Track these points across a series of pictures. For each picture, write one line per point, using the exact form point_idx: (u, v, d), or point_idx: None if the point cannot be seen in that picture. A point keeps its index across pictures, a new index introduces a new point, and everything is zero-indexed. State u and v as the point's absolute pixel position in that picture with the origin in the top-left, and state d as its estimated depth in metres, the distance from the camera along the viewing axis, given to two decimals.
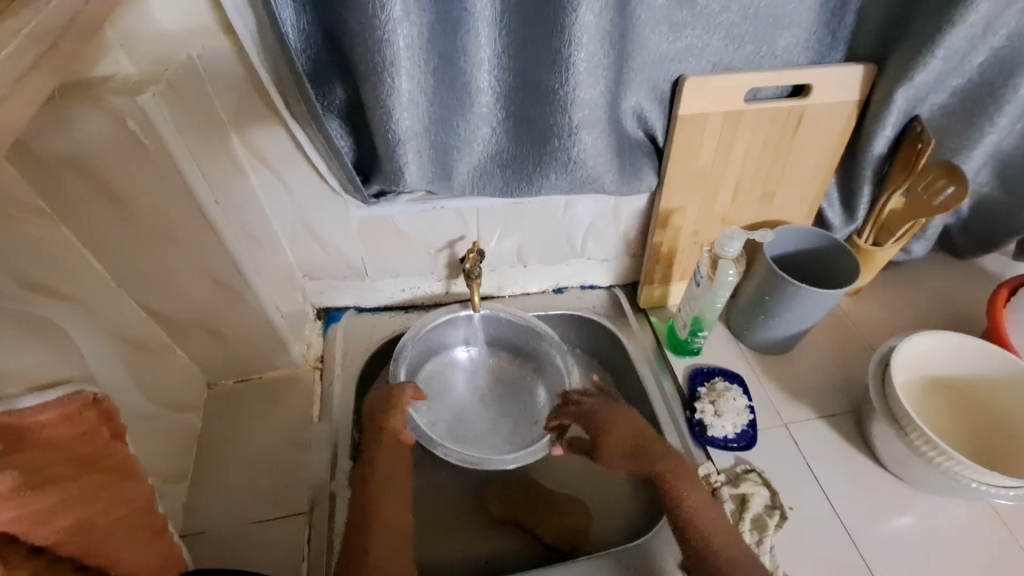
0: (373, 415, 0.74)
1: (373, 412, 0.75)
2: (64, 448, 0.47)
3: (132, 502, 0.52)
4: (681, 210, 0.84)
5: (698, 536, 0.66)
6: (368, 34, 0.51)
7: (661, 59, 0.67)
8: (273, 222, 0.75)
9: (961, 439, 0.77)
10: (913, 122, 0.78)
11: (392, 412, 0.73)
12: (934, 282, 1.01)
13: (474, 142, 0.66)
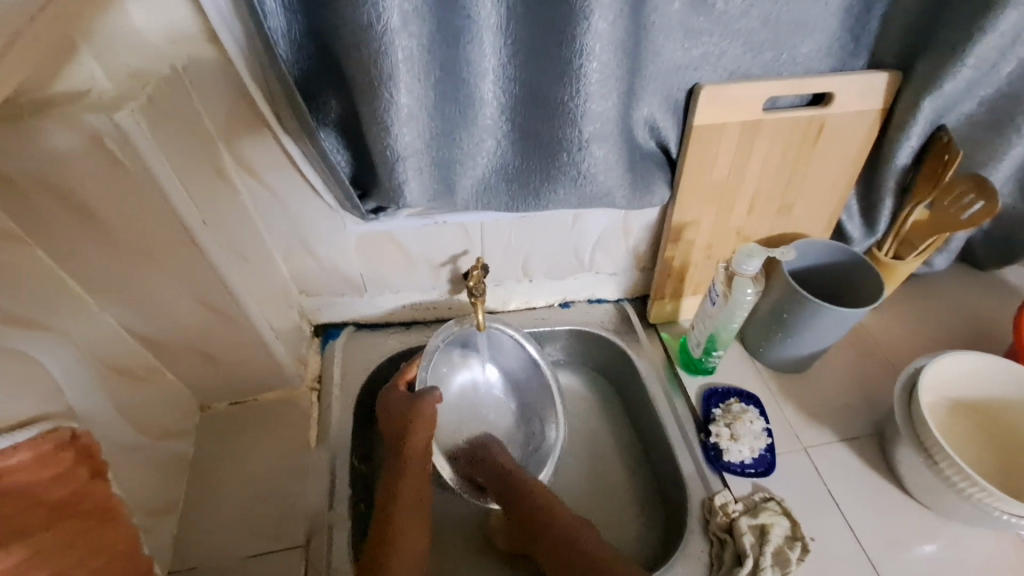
0: (395, 424, 0.71)
1: (398, 422, 0.71)
2: (36, 495, 0.44)
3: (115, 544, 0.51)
4: (694, 223, 0.80)
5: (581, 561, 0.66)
6: (364, 45, 0.48)
7: (675, 67, 0.64)
8: (266, 240, 0.71)
9: (990, 465, 0.73)
10: (940, 132, 0.74)
11: (415, 426, 0.69)
12: (957, 295, 0.97)
13: (479, 156, 0.62)
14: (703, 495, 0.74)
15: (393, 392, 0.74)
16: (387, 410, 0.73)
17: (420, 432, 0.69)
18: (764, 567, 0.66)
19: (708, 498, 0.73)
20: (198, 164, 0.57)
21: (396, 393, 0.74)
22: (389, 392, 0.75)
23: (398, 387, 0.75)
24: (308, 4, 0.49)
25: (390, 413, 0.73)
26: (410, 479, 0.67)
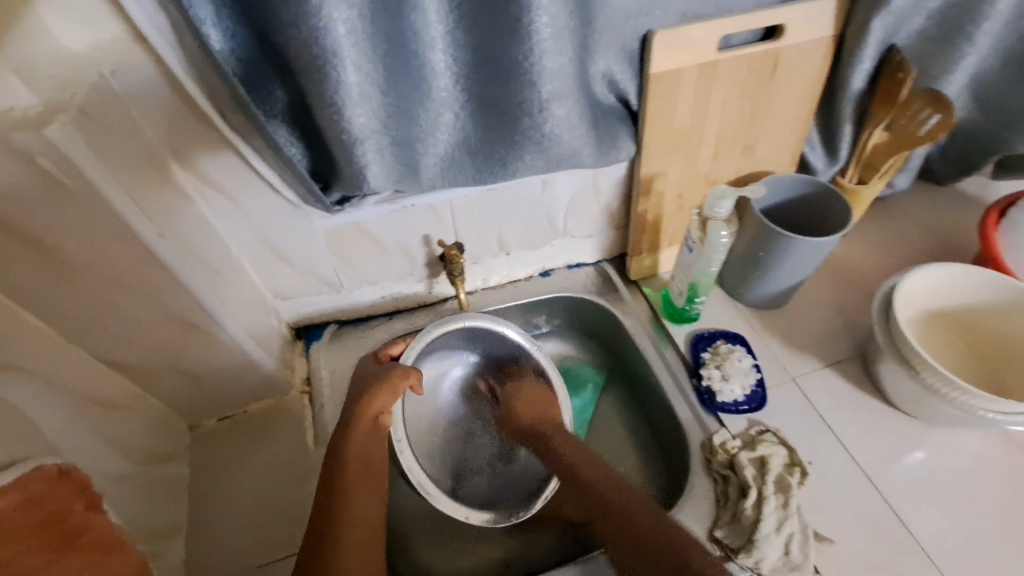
0: (355, 395, 0.66)
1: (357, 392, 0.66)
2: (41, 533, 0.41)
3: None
4: (662, 174, 0.80)
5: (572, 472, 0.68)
6: (301, 22, 0.45)
7: (627, 16, 0.62)
8: (230, 248, 0.68)
9: (966, 369, 0.77)
10: (891, 52, 0.74)
11: (375, 389, 0.64)
12: (919, 213, 1.00)
13: (440, 132, 0.61)
14: (702, 437, 0.76)
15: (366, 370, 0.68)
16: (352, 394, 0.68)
17: (387, 396, 0.65)
18: (768, 495, 0.68)
19: (707, 439, 0.75)
20: (142, 175, 0.54)
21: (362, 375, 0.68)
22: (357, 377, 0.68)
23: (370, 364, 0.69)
24: None
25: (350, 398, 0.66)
26: (364, 441, 0.62)
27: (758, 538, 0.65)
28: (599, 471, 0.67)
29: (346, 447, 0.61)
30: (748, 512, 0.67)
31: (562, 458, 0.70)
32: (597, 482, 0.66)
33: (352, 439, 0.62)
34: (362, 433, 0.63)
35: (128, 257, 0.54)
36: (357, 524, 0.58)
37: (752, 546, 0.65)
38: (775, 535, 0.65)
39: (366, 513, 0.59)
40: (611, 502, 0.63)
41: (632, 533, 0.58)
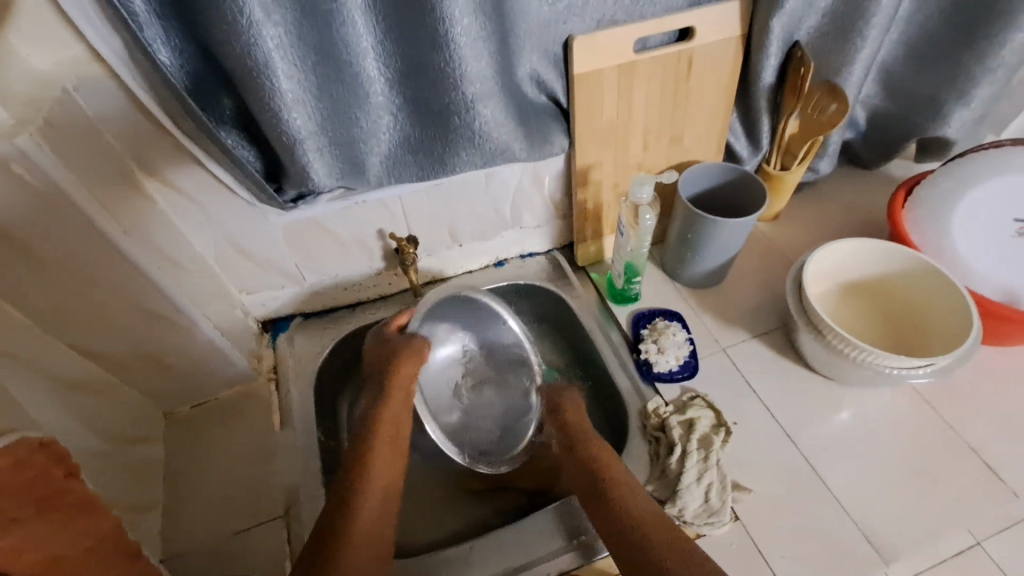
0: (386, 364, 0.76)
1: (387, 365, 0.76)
2: (14, 488, 0.46)
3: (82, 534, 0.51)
4: (597, 165, 0.87)
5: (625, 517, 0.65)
6: (235, 40, 0.52)
7: (546, 23, 0.69)
8: (194, 246, 0.74)
9: (879, 334, 0.83)
10: (794, 48, 0.82)
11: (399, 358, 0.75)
12: (846, 195, 1.08)
13: (378, 133, 0.67)
14: (638, 405, 0.83)
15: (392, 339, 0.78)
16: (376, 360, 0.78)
17: (407, 367, 0.76)
18: (691, 450, 0.75)
19: (643, 406, 0.82)
20: (106, 177, 0.60)
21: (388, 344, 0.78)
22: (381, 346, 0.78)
23: (388, 339, 0.78)
24: (179, 13, 0.52)
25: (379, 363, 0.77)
26: (389, 411, 0.73)
27: (680, 488, 0.72)
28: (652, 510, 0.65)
29: (378, 415, 0.73)
30: (673, 466, 0.74)
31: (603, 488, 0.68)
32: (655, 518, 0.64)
33: (382, 409, 0.73)
34: (397, 395, 0.74)
35: (95, 252, 0.60)
36: (374, 500, 0.66)
37: (675, 496, 0.72)
38: (695, 485, 0.73)
39: (386, 477, 0.69)
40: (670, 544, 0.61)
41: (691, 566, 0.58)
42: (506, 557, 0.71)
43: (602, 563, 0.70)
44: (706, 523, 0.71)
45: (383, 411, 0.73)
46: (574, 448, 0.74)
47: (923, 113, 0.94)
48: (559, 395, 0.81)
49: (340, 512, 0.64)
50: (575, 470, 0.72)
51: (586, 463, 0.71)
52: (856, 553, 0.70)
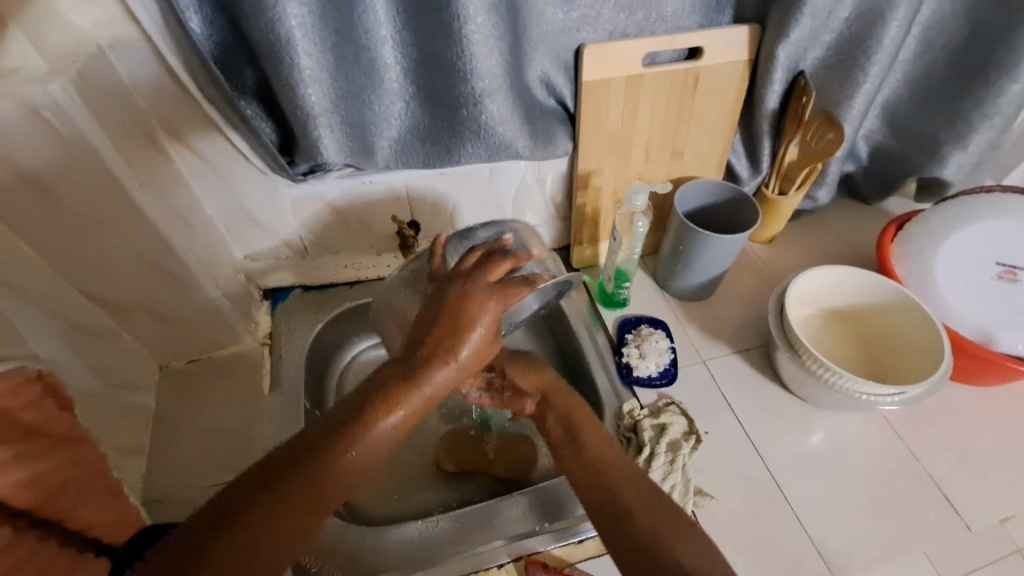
0: (449, 309, 0.48)
1: (455, 317, 0.48)
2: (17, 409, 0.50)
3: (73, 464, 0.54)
4: (599, 171, 0.90)
5: (590, 469, 0.63)
6: (262, 15, 0.55)
7: (559, 30, 0.73)
8: (204, 208, 0.78)
9: (855, 361, 0.85)
10: (799, 77, 0.85)
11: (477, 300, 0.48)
12: (843, 226, 1.10)
13: (389, 117, 0.71)
14: (615, 405, 0.85)
15: (479, 250, 0.56)
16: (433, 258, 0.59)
17: (481, 321, 0.48)
18: (658, 452, 0.78)
19: (619, 407, 0.85)
20: (130, 133, 0.64)
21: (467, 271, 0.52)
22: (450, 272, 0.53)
23: (490, 284, 0.50)
24: None
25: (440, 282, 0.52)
26: (456, 364, 0.47)
27: None
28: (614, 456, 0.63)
29: (439, 360, 0.46)
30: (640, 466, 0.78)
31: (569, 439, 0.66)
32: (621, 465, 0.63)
33: (443, 353, 0.46)
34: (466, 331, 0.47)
35: (111, 202, 0.63)
36: (382, 438, 0.45)
37: None
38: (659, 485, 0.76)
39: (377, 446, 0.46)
40: (637, 506, 0.59)
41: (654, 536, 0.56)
42: (473, 538, 0.72)
43: (559, 553, 0.72)
44: None
45: (427, 335, 0.47)
46: (554, 412, 0.69)
47: (923, 153, 0.97)
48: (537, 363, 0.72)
49: (345, 430, 0.45)
50: (558, 434, 0.67)
51: (566, 424, 0.67)
52: (807, 566, 0.72)
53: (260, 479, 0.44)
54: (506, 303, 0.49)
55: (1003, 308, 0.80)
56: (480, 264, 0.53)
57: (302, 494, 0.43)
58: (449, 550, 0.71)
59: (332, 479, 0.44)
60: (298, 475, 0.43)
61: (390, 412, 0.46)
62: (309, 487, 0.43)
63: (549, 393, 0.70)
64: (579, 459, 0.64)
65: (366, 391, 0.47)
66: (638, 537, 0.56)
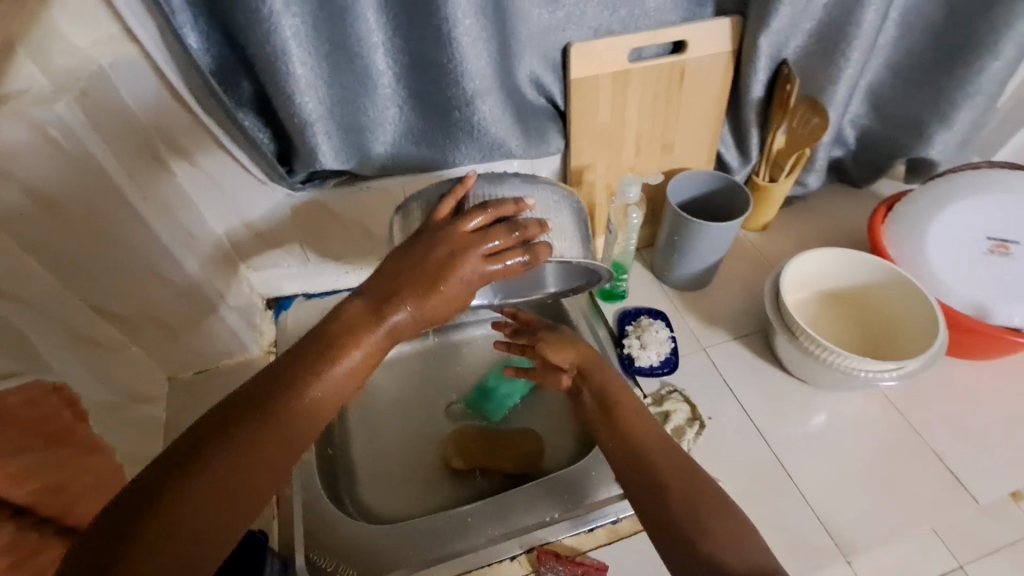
0: (433, 266, 0.52)
1: (431, 275, 0.51)
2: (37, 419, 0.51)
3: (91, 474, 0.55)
4: (591, 166, 0.92)
5: (623, 443, 0.65)
6: (257, 28, 0.57)
7: (545, 30, 0.75)
8: (207, 220, 0.80)
9: (852, 341, 0.87)
10: (782, 66, 0.87)
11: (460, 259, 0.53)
12: (834, 211, 1.11)
13: (384, 122, 0.73)
14: None
15: (489, 209, 0.58)
16: (445, 200, 0.61)
17: (455, 281, 0.52)
18: None
19: None
20: (134, 148, 0.66)
21: (467, 233, 0.55)
22: (451, 225, 0.56)
23: (482, 258, 0.53)
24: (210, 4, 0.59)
25: (440, 228, 0.56)
26: (421, 312, 0.51)
27: None
28: (647, 432, 0.65)
29: (403, 306, 0.50)
30: None
31: (602, 417, 0.69)
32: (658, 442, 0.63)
33: (411, 302, 0.51)
34: (445, 288, 0.52)
35: (117, 217, 0.65)
36: (342, 375, 0.48)
37: None
38: None
39: (327, 401, 0.48)
40: (670, 477, 0.59)
41: (684, 509, 0.56)
42: (486, 530, 0.74)
43: (570, 542, 0.73)
44: None
45: (402, 282, 0.51)
46: (590, 386, 0.74)
47: (908, 135, 0.98)
48: (568, 342, 0.78)
49: (310, 366, 0.48)
50: (592, 407, 0.71)
51: (606, 400, 0.70)
52: (816, 544, 0.73)
53: (223, 418, 0.46)
54: (488, 275, 0.54)
55: (996, 282, 0.81)
56: (482, 231, 0.56)
57: (269, 427, 0.46)
58: (463, 545, 0.72)
59: (297, 412, 0.47)
60: (265, 409, 0.46)
61: (351, 351, 0.49)
62: (276, 420, 0.46)
63: (586, 372, 0.75)
64: (614, 433, 0.66)
65: (330, 330, 0.49)
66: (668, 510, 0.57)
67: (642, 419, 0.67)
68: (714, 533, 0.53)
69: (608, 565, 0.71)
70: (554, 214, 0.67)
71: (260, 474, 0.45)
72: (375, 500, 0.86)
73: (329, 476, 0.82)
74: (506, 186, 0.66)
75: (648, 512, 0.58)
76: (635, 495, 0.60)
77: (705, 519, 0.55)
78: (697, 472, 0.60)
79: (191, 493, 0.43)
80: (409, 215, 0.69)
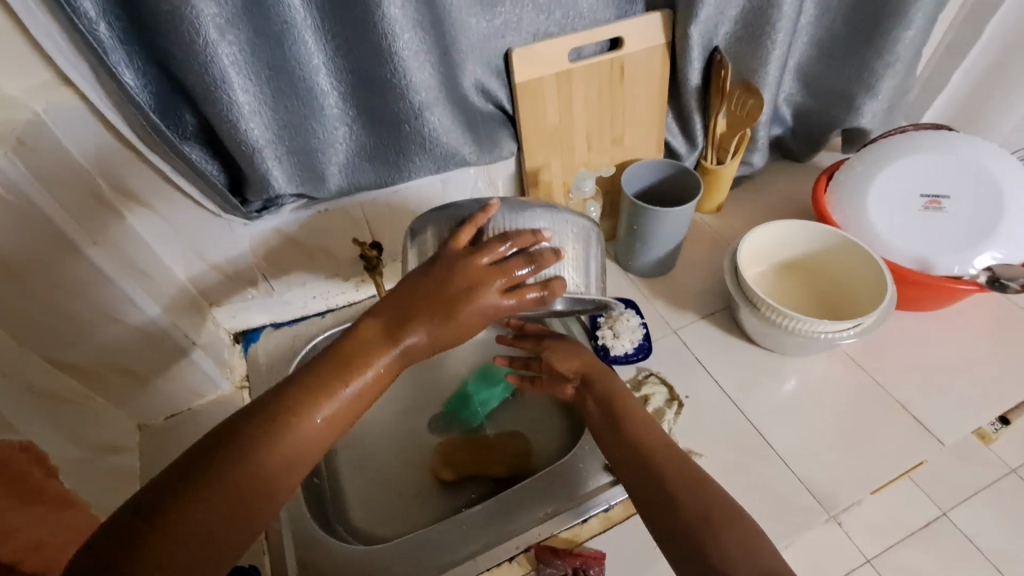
0: (452, 295, 0.54)
1: (450, 303, 0.54)
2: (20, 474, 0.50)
3: (75, 527, 0.53)
4: (545, 166, 0.94)
5: (631, 448, 0.66)
6: (194, 58, 0.57)
7: (485, 38, 0.77)
8: (164, 259, 0.78)
9: (811, 307, 0.91)
10: (715, 53, 0.91)
11: (478, 294, 0.55)
12: (781, 186, 1.16)
13: (335, 142, 0.73)
14: None
15: (509, 243, 0.58)
16: (465, 226, 0.60)
17: (472, 314, 0.54)
18: None
19: None
20: (78, 193, 0.64)
21: (483, 266, 0.56)
22: (471, 256, 0.57)
23: (500, 293, 0.56)
24: (143, 39, 0.58)
25: (458, 257, 0.57)
26: (434, 336, 0.54)
27: None
28: (657, 439, 0.66)
29: (418, 330, 0.53)
30: None
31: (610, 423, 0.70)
32: (668, 447, 0.65)
33: (427, 326, 0.53)
34: (460, 317, 0.54)
35: (68, 264, 0.63)
36: (354, 396, 0.51)
37: None
38: None
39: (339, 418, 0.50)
40: (678, 482, 0.60)
41: (695, 514, 0.57)
42: (481, 536, 0.74)
43: (567, 535, 0.73)
44: None
45: (417, 308, 0.54)
46: (593, 395, 0.74)
47: (839, 107, 1.04)
48: (573, 349, 0.80)
49: (325, 383, 0.50)
50: (596, 414, 0.73)
51: (607, 397, 0.72)
52: (800, 504, 0.75)
53: (240, 423, 0.48)
54: (502, 308, 0.56)
55: (934, 234, 0.86)
56: (499, 265, 0.57)
57: (283, 440, 0.47)
58: (459, 554, 0.72)
59: (308, 427, 0.48)
60: (280, 421, 0.48)
61: (361, 371, 0.51)
62: (288, 432, 0.48)
63: (592, 378, 0.76)
64: (620, 437, 0.67)
65: (347, 348, 0.52)
66: (679, 516, 0.57)
67: (647, 423, 0.69)
68: (726, 538, 0.54)
69: (606, 553, 0.72)
70: (572, 248, 0.67)
71: (268, 486, 0.46)
72: (367, 521, 0.85)
73: (317, 503, 0.81)
74: (527, 215, 0.65)
75: (654, 517, 0.59)
76: (643, 502, 0.61)
77: (713, 522, 0.55)
78: (706, 479, 0.60)
79: (206, 496, 0.44)
80: (421, 243, 0.66)
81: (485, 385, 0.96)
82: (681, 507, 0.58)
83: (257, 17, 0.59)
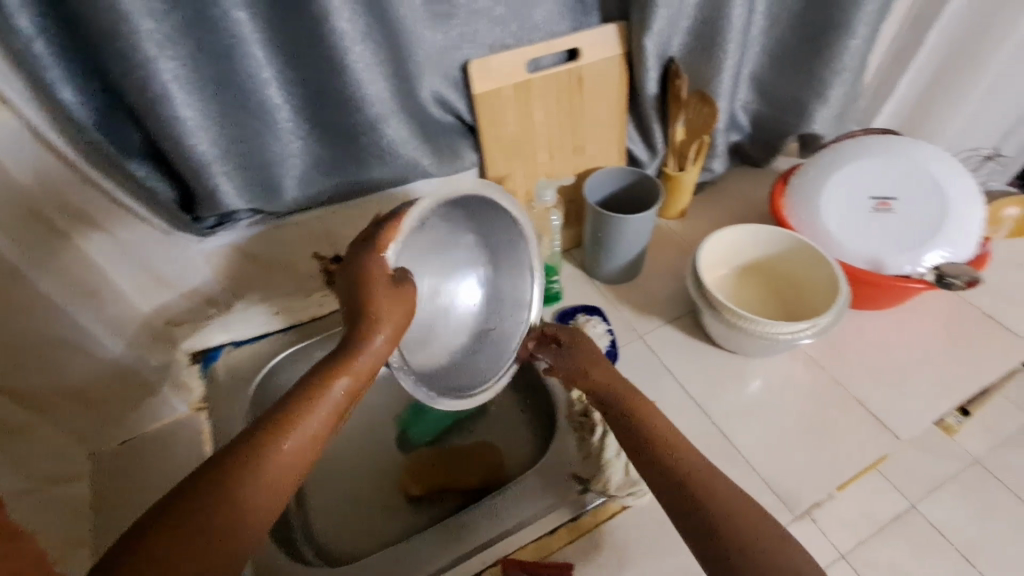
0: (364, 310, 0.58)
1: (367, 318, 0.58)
2: None
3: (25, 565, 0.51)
4: (509, 176, 0.94)
5: (659, 466, 0.62)
6: (135, 76, 0.56)
7: (441, 50, 0.77)
8: (116, 280, 0.76)
9: (770, 309, 0.93)
10: (670, 63, 0.93)
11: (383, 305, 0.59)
12: (741, 191, 1.19)
13: (289, 156, 0.72)
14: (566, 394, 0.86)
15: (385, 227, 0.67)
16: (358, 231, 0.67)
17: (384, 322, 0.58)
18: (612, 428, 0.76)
19: (569, 397, 0.85)
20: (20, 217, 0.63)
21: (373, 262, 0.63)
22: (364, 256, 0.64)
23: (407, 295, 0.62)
24: (82, 57, 0.57)
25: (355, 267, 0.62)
26: (374, 354, 0.57)
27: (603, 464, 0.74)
28: (684, 456, 0.62)
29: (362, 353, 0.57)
30: (596, 443, 0.76)
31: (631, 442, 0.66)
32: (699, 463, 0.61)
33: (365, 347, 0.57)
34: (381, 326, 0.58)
35: None
36: (301, 458, 0.49)
37: (600, 470, 0.74)
38: (617, 457, 0.73)
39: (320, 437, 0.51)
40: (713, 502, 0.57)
41: (734, 537, 0.55)
42: (448, 552, 0.72)
43: (531, 546, 0.72)
44: (629, 494, 0.73)
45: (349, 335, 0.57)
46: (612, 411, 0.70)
47: (792, 114, 1.07)
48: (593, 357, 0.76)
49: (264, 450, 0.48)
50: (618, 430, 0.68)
51: (629, 410, 0.69)
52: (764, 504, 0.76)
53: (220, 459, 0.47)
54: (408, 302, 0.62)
55: (885, 235, 0.89)
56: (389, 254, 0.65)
57: (257, 488, 0.46)
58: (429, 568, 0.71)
59: (279, 472, 0.48)
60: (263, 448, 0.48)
61: (321, 407, 0.52)
62: (263, 470, 0.47)
63: (606, 387, 0.72)
64: (644, 458, 0.64)
65: (274, 418, 0.50)
66: (719, 540, 0.55)
67: (673, 438, 0.65)
68: (764, 551, 0.53)
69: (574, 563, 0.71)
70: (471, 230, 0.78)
71: (257, 513, 0.45)
72: (337, 541, 0.83)
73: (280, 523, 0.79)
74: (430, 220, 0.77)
75: (691, 541, 0.57)
76: (679, 526, 0.58)
77: (752, 546, 0.54)
78: (739, 491, 0.58)
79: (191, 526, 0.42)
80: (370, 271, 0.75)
81: (444, 403, 0.95)
82: (721, 531, 0.55)
83: (201, 34, 0.58)
